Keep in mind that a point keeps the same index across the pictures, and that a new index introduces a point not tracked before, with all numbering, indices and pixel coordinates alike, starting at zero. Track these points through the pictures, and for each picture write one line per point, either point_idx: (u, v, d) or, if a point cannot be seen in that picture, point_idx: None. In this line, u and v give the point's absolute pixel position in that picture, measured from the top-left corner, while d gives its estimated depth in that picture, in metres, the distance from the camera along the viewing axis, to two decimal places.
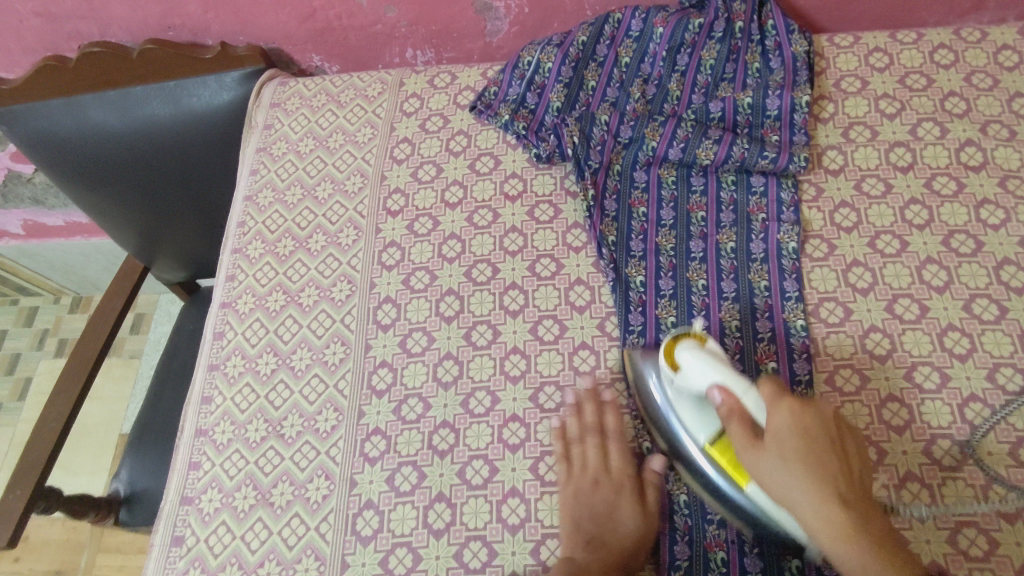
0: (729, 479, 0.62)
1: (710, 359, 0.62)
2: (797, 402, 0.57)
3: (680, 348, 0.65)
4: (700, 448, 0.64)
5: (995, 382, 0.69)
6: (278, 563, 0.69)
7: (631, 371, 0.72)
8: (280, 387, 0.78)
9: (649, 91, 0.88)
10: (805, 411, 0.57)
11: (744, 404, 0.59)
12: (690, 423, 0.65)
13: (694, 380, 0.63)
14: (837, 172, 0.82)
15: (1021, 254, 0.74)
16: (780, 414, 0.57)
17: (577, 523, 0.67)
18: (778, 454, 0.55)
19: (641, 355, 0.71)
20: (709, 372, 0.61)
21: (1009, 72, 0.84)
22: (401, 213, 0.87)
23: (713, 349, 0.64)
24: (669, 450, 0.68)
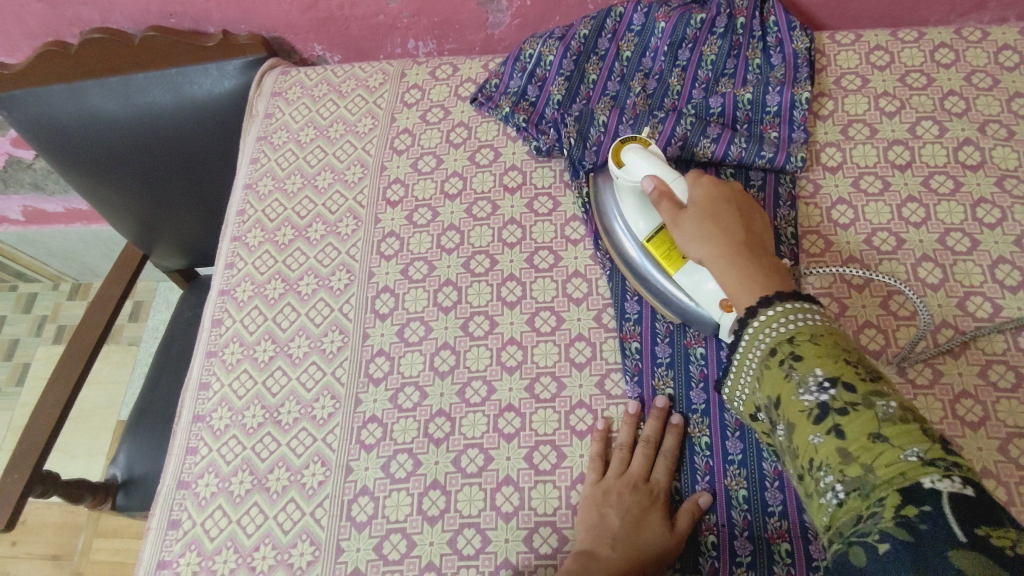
0: (660, 266, 0.71)
1: (649, 155, 0.70)
2: (714, 180, 0.65)
3: (626, 149, 0.72)
4: (639, 244, 0.73)
5: (987, 379, 0.69)
6: (273, 547, 0.70)
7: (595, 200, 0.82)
8: (277, 374, 0.79)
9: (649, 86, 0.88)
10: (721, 185, 0.64)
11: (673, 190, 0.67)
12: (632, 219, 0.73)
13: (635, 170, 0.71)
14: (835, 168, 0.82)
15: (1017, 253, 0.74)
16: (699, 187, 0.65)
17: (603, 522, 0.65)
18: (694, 213, 0.63)
19: (602, 181, 0.81)
20: (647, 165, 0.70)
21: (1009, 72, 0.84)
22: (400, 204, 0.87)
23: (656, 151, 0.72)
24: (614, 250, 0.77)
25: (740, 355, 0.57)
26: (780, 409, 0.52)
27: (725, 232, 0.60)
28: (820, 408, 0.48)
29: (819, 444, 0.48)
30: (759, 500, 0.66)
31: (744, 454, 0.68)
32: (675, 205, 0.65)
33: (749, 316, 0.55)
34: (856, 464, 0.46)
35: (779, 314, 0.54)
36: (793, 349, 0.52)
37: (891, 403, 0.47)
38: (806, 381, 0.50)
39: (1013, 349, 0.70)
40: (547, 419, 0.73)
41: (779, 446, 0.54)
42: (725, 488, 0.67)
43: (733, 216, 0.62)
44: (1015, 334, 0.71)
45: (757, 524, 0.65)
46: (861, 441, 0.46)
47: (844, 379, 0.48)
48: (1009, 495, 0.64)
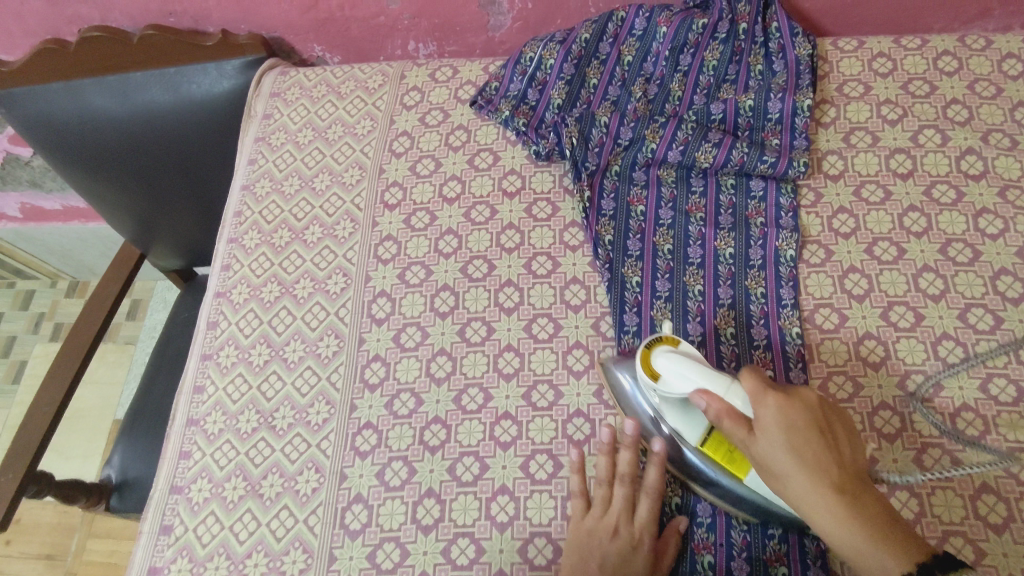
0: (725, 472, 0.64)
1: (688, 360, 0.62)
2: (783, 394, 0.57)
3: (656, 355, 0.64)
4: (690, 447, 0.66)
5: (987, 393, 0.68)
6: (265, 555, 0.69)
7: (604, 378, 0.72)
8: (272, 379, 0.78)
9: (650, 91, 0.87)
10: (792, 400, 0.56)
11: (733, 405, 0.58)
12: (675, 423, 0.65)
13: (677, 386, 0.62)
14: (837, 177, 0.81)
15: (1019, 265, 0.74)
16: (769, 407, 0.56)
17: (583, 571, 0.64)
18: (779, 440, 0.55)
19: (614, 361, 0.71)
20: (691, 376, 0.61)
21: (1013, 81, 0.84)
22: (398, 207, 0.87)
23: (687, 351, 0.64)
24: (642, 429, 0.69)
25: None
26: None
27: (812, 458, 0.54)
28: None
29: None
30: (759, 520, 0.66)
31: None
32: (745, 424, 0.57)
33: None
34: None
35: None
36: None
37: None
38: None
39: (1013, 361, 0.69)
40: (544, 428, 0.72)
41: None
42: (726, 508, 0.67)
43: (818, 442, 0.55)
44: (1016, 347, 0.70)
45: (756, 545, 0.65)
46: None
47: None
48: (1008, 511, 0.64)
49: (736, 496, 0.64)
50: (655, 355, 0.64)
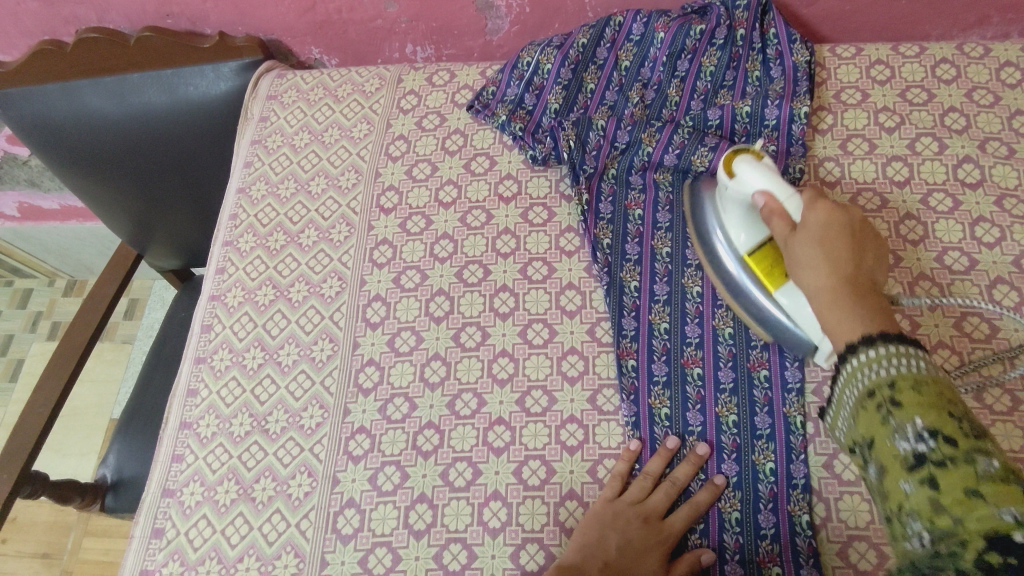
0: (761, 286, 0.67)
1: (764, 170, 0.65)
2: (831, 205, 0.61)
3: (739, 161, 0.67)
4: (738, 257, 0.69)
5: (982, 402, 0.68)
6: (257, 559, 0.69)
7: (689, 208, 0.78)
8: (266, 382, 0.78)
9: (648, 96, 0.87)
10: (839, 211, 0.61)
11: (787, 209, 0.62)
12: (734, 232, 0.69)
13: (747, 185, 0.66)
14: (833, 184, 0.81)
15: (1015, 274, 0.74)
16: (815, 210, 0.61)
17: (602, 542, 0.64)
18: (805, 238, 0.59)
19: (704, 189, 0.77)
20: (761, 178, 0.65)
21: (1011, 89, 0.83)
22: (394, 211, 0.86)
23: (769, 163, 0.66)
24: (700, 246, 0.75)
25: (837, 391, 0.53)
26: (872, 449, 0.48)
27: (835, 255, 0.58)
28: (917, 457, 0.43)
29: (911, 492, 0.43)
30: (752, 522, 0.66)
31: (739, 477, 0.67)
32: (789, 223, 0.62)
33: (851, 351, 0.51)
34: (946, 515, 0.40)
35: (875, 357, 0.49)
36: (893, 394, 0.47)
37: (994, 462, 0.41)
38: (903, 428, 0.45)
39: (1009, 371, 0.69)
40: (538, 434, 0.72)
41: (873, 491, 0.48)
42: (718, 511, 0.67)
43: (847, 244, 0.59)
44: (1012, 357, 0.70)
45: (748, 547, 0.65)
46: (956, 494, 0.40)
47: (948, 432, 0.43)
48: None
49: (763, 313, 0.68)
50: (737, 161, 0.68)
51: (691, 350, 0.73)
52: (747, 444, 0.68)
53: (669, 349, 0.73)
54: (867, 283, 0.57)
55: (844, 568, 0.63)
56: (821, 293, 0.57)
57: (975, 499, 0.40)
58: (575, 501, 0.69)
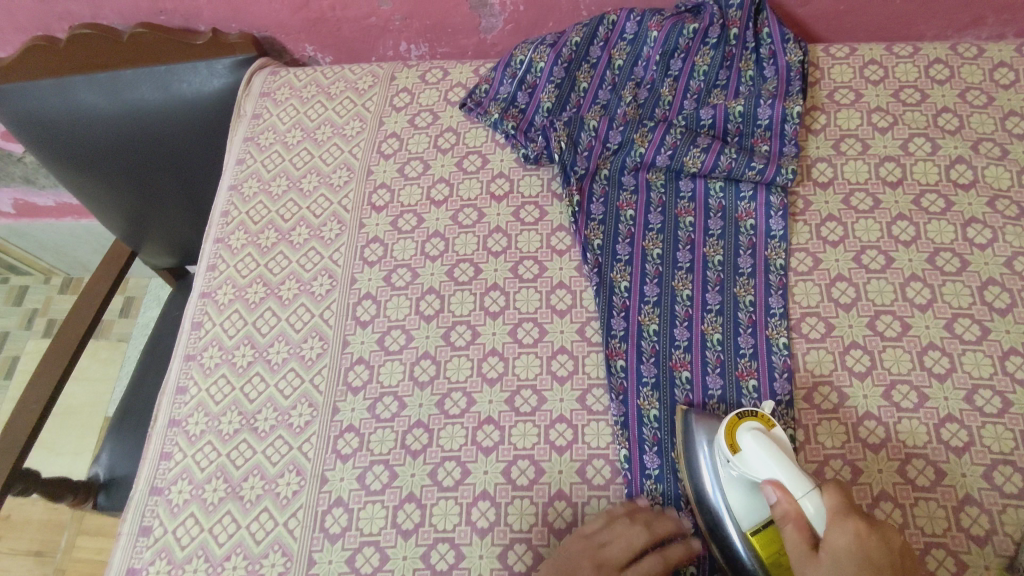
0: (766, 572, 0.59)
1: (768, 446, 0.58)
2: (863, 523, 0.51)
3: (742, 431, 0.60)
4: (740, 534, 0.61)
5: (973, 404, 0.68)
6: (244, 558, 0.69)
7: (680, 431, 0.68)
8: (255, 380, 0.78)
9: (640, 95, 0.87)
10: (872, 535, 0.51)
11: (803, 512, 0.54)
12: (733, 501, 0.61)
13: (751, 466, 0.58)
14: (826, 184, 0.81)
15: (1006, 275, 0.73)
16: (839, 530, 0.51)
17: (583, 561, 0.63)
18: (831, 560, 0.50)
19: (697, 420, 0.67)
20: (767, 463, 0.57)
21: (1004, 90, 0.83)
22: (386, 209, 0.86)
23: (778, 439, 0.60)
24: (695, 497, 0.65)
25: None
26: None
27: None
28: None
29: None
30: None
31: None
32: (807, 539, 0.53)
33: None
34: None
35: None
36: None
37: None
38: None
39: (1000, 372, 0.69)
40: (527, 433, 0.71)
41: None
42: None
43: None
44: (1002, 358, 0.69)
45: None
46: None
47: None
48: (990, 523, 0.63)
49: None
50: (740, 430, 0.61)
51: (680, 353, 0.73)
52: None
53: (658, 351, 0.73)
54: None
55: None
56: None
57: None
58: (564, 501, 0.68)
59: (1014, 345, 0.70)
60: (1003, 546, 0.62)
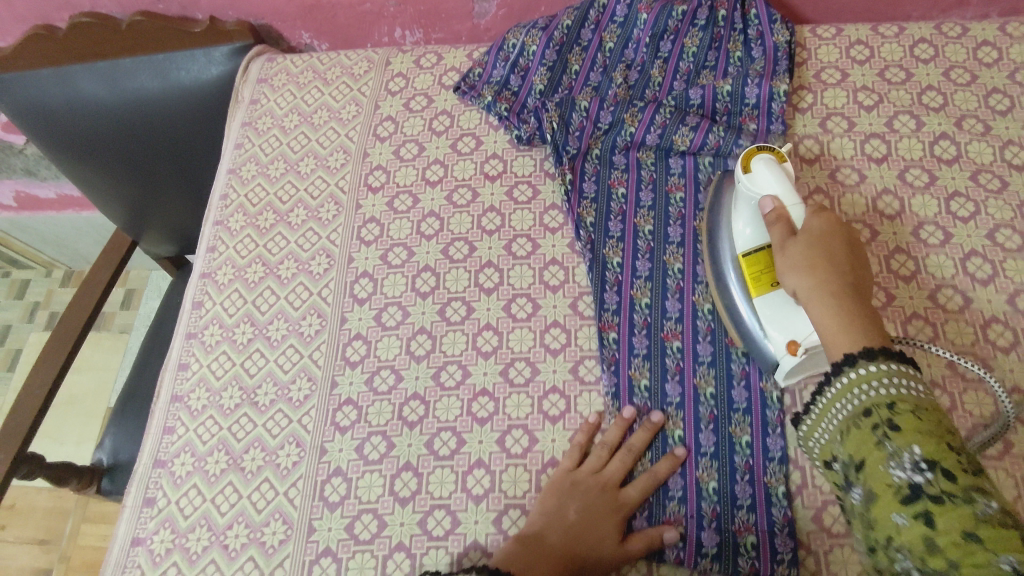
0: (746, 287, 0.69)
1: (778, 174, 0.67)
2: (835, 220, 0.64)
3: (756, 159, 0.69)
4: (734, 260, 0.71)
5: (955, 370, 0.70)
6: (246, 526, 0.71)
7: (712, 199, 0.78)
8: (255, 356, 0.80)
9: (631, 77, 0.88)
10: (838, 226, 0.63)
11: (790, 216, 0.65)
12: (740, 224, 0.71)
13: (759, 186, 0.68)
14: (813, 161, 0.83)
15: (988, 247, 0.75)
16: (816, 219, 0.63)
17: (562, 511, 0.66)
18: (805, 237, 0.62)
19: (726, 183, 0.77)
20: (772, 182, 0.67)
21: (988, 68, 0.85)
22: (382, 190, 0.88)
23: (788, 168, 0.68)
24: (707, 216, 0.77)
25: (826, 401, 0.56)
26: (862, 471, 0.51)
27: (830, 261, 0.60)
28: (912, 488, 0.47)
29: (902, 525, 0.47)
30: (728, 492, 0.67)
31: (716, 447, 0.69)
32: (788, 227, 0.64)
33: (845, 363, 0.54)
34: (940, 556, 0.44)
35: (876, 373, 0.52)
36: (891, 416, 0.50)
37: (992, 502, 0.45)
38: (900, 457, 0.48)
39: (982, 340, 0.71)
40: (521, 404, 0.73)
41: (854, 504, 0.53)
42: (696, 480, 0.68)
43: (840, 251, 0.61)
44: (984, 326, 0.71)
45: (725, 516, 0.66)
46: (953, 537, 0.44)
47: (946, 465, 0.47)
48: None
49: (741, 321, 0.70)
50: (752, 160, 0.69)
51: (672, 324, 0.75)
52: (724, 415, 0.70)
53: (650, 323, 0.75)
54: (859, 287, 0.60)
55: (818, 532, 0.65)
56: (811, 290, 0.59)
57: (971, 540, 0.43)
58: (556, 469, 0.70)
59: (996, 314, 0.72)
60: None
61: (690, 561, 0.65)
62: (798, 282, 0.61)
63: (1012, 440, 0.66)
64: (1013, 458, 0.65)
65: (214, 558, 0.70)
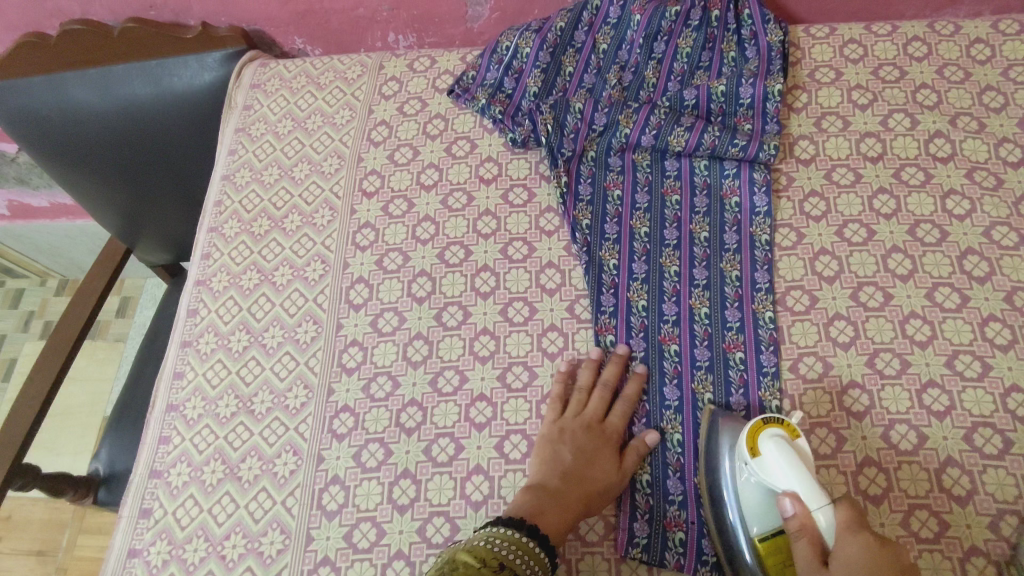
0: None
1: (793, 460, 0.57)
2: (875, 538, 0.52)
3: (766, 436, 0.60)
4: (747, 539, 0.61)
5: (953, 368, 0.69)
6: (243, 536, 0.70)
7: (705, 428, 0.68)
8: (251, 364, 0.79)
9: (625, 78, 0.88)
10: (883, 554, 0.51)
11: (816, 523, 0.54)
12: (748, 508, 0.61)
13: (770, 473, 0.58)
14: (808, 161, 0.82)
15: (985, 245, 0.75)
16: (854, 542, 0.52)
17: (557, 457, 0.67)
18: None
19: (723, 421, 0.67)
20: (789, 475, 0.57)
21: (981, 66, 0.85)
22: (376, 195, 0.88)
23: (801, 449, 0.60)
24: (705, 475, 0.66)
25: None
26: None
27: None
28: None
29: None
30: None
31: None
32: (819, 551, 0.53)
33: None
34: None
35: None
36: None
37: None
38: None
39: (980, 338, 0.70)
40: (519, 408, 0.73)
41: None
42: (696, 485, 0.67)
43: None
44: (982, 325, 0.71)
45: None
46: None
47: None
48: (972, 483, 0.65)
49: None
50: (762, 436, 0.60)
51: (669, 327, 0.74)
52: None
53: (647, 326, 0.75)
54: None
55: None
56: None
57: None
58: None
59: (993, 312, 0.72)
60: (984, 505, 0.64)
61: (690, 566, 0.65)
62: None
63: (1012, 438, 0.66)
64: (1013, 457, 0.65)
65: (211, 569, 0.69)
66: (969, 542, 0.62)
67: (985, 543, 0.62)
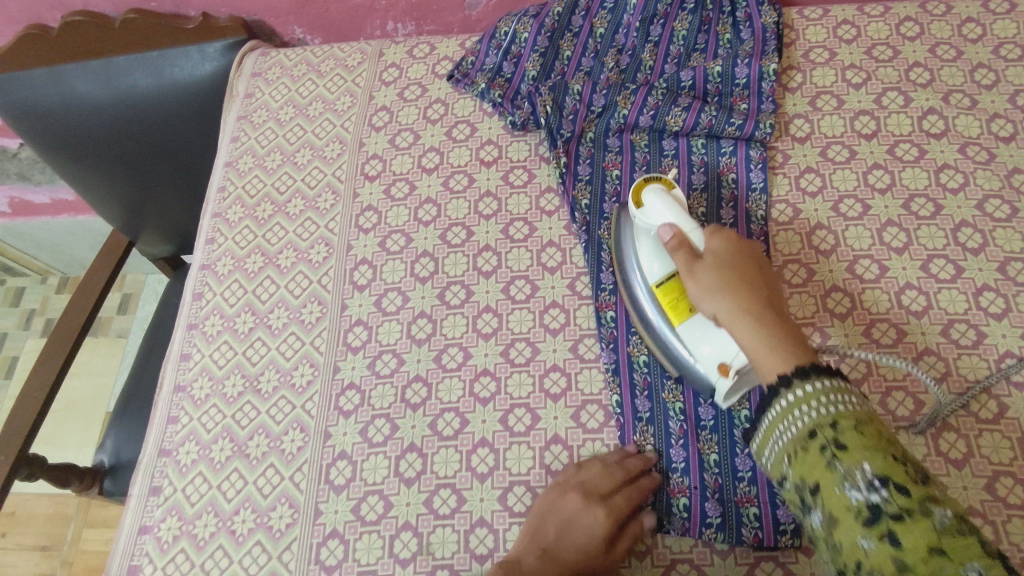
0: (669, 320, 0.67)
1: (671, 201, 0.67)
2: (730, 235, 0.66)
3: (646, 190, 0.68)
4: (648, 289, 0.69)
5: (949, 337, 0.71)
6: (252, 511, 0.71)
7: (615, 238, 0.76)
8: (257, 345, 0.80)
9: (622, 61, 0.89)
10: (736, 244, 0.65)
11: (692, 241, 0.65)
12: (646, 262, 0.69)
13: (655, 217, 0.67)
14: (803, 139, 0.84)
15: (979, 217, 0.76)
16: (716, 241, 0.64)
17: (543, 529, 0.64)
18: (713, 269, 0.63)
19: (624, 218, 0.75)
20: (669, 211, 0.66)
21: (973, 44, 0.86)
22: (379, 178, 0.89)
23: (676, 194, 0.69)
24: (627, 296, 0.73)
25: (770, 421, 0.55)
26: (817, 495, 0.49)
27: (744, 289, 0.62)
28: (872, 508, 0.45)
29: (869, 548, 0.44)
30: (730, 464, 0.67)
31: (715, 421, 0.69)
32: (693, 255, 0.64)
33: (783, 385, 0.54)
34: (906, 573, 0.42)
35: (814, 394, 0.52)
36: (836, 435, 0.49)
37: (947, 513, 0.44)
38: (853, 476, 0.47)
39: (974, 308, 0.72)
40: (522, 383, 0.74)
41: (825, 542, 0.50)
42: (697, 452, 0.68)
43: (746, 274, 0.63)
44: (976, 294, 0.72)
45: (727, 487, 0.66)
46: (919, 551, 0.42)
47: (895, 477, 0.46)
48: (968, 446, 0.66)
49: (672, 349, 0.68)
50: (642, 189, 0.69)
51: None
52: None
53: None
54: (767, 303, 0.62)
55: None
56: (733, 310, 0.60)
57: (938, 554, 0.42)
58: (560, 445, 0.71)
59: (987, 282, 0.73)
60: (980, 468, 0.65)
61: (695, 531, 0.65)
62: (713, 311, 0.62)
63: (1007, 402, 0.67)
64: (1008, 420, 0.66)
65: (221, 544, 0.70)
66: (967, 503, 0.63)
67: (982, 504, 0.63)
